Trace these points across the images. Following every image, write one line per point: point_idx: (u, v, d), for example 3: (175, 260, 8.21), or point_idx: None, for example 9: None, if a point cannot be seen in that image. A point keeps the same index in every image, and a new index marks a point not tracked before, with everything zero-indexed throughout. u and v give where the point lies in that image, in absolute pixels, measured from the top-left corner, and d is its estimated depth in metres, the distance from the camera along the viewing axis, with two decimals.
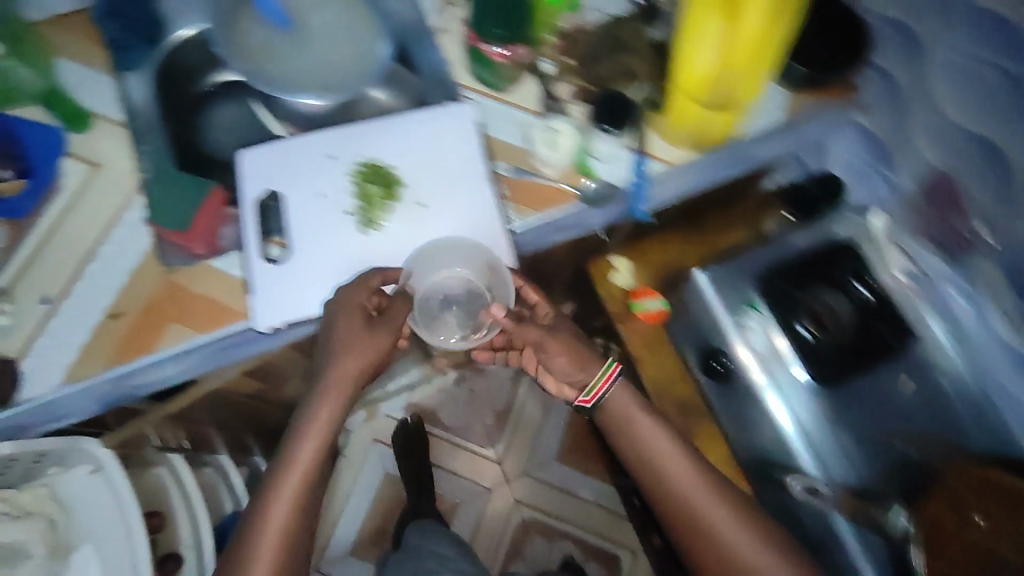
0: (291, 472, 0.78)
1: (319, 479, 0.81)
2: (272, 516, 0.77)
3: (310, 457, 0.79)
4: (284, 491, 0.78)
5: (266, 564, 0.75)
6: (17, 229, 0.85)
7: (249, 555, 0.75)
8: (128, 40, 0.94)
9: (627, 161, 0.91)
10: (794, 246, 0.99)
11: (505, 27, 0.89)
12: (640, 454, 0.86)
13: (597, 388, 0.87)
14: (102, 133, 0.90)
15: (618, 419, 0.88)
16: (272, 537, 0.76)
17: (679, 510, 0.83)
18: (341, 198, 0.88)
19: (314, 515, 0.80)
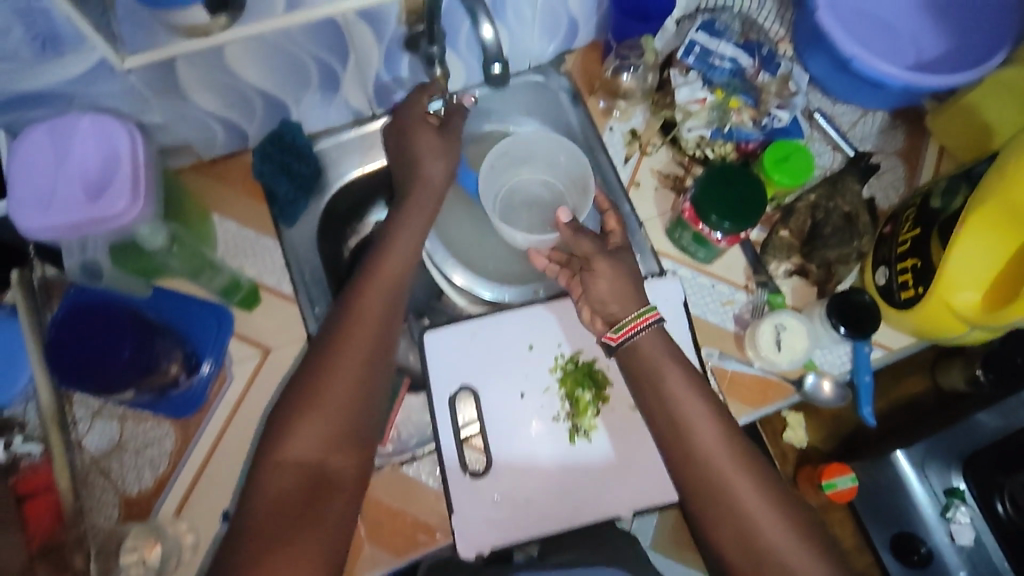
0: (352, 335, 0.69)
1: (381, 388, 0.69)
2: (299, 436, 0.64)
3: (373, 338, 0.69)
4: (338, 373, 0.67)
5: (308, 441, 0.64)
6: (185, 432, 0.77)
7: (292, 443, 0.64)
8: (293, 196, 0.85)
9: (850, 350, 0.81)
10: (995, 430, 0.88)
11: (731, 224, 0.75)
12: (661, 409, 0.68)
13: (629, 326, 0.69)
14: (269, 309, 0.82)
15: (649, 364, 0.69)
16: (317, 420, 0.65)
17: (696, 487, 0.66)
18: (539, 401, 0.78)
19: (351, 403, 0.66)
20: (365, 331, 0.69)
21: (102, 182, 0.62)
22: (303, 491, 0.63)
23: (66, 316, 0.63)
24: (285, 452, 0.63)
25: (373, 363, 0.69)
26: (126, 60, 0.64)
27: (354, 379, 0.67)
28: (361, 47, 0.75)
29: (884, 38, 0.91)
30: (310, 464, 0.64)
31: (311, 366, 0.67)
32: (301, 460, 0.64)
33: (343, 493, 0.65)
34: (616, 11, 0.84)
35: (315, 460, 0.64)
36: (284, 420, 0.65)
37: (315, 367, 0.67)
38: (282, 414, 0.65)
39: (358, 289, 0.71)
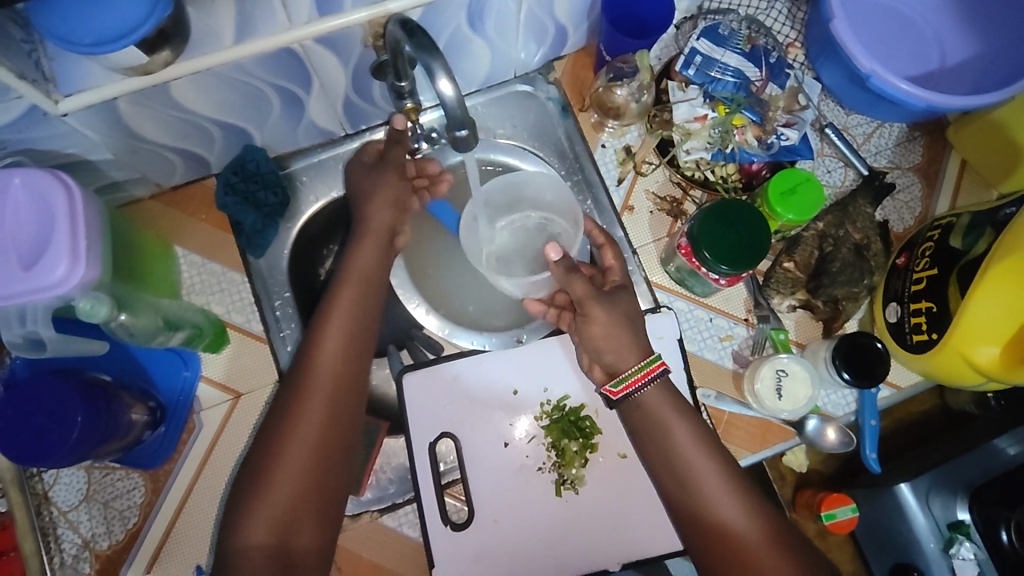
0: (307, 398, 0.63)
1: (343, 452, 0.64)
2: (258, 515, 0.59)
3: (331, 401, 0.63)
4: (294, 445, 0.61)
5: (264, 526, 0.59)
6: (155, 482, 0.73)
7: (252, 525, 0.59)
8: (261, 225, 0.78)
9: (851, 394, 0.78)
10: (1000, 460, 0.84)
11: (728, 268, 0.69)
12: (657, 451, 0.64)
13: (630, 380, 0.63)
14: (239, 351, 0.77)
15: (647, 408, 0.64)
16: (277, 496, 0.60)
17: (705, 534, 0.62)
18: (525, 450, 0.74)
19: (309, 480, 0.61)
20: (323, 390, 0.63)
21: (38, 247, 0.56)
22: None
23: (11, 393, 0.60)
24: (246, 536, 0.59)
25: (334, 427, 0.63)
26: (60, 104, 0.58)
27: (310, 448, 0.62)
28: (326, 73, 0.68)
29: (907, 40, 0.83)
30: (274, 548, 0.59)
31: (268, 437, 0.62)
32: (264, 542, 0.59)
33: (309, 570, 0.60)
34: (607, 22, 0.75)
35: (277, 542, 0.59)
36: (247, 495, 0.60)
37: (278, 426, 0.62)
38: (241, 491, 0.61)
39: (314, 348, 0.65)
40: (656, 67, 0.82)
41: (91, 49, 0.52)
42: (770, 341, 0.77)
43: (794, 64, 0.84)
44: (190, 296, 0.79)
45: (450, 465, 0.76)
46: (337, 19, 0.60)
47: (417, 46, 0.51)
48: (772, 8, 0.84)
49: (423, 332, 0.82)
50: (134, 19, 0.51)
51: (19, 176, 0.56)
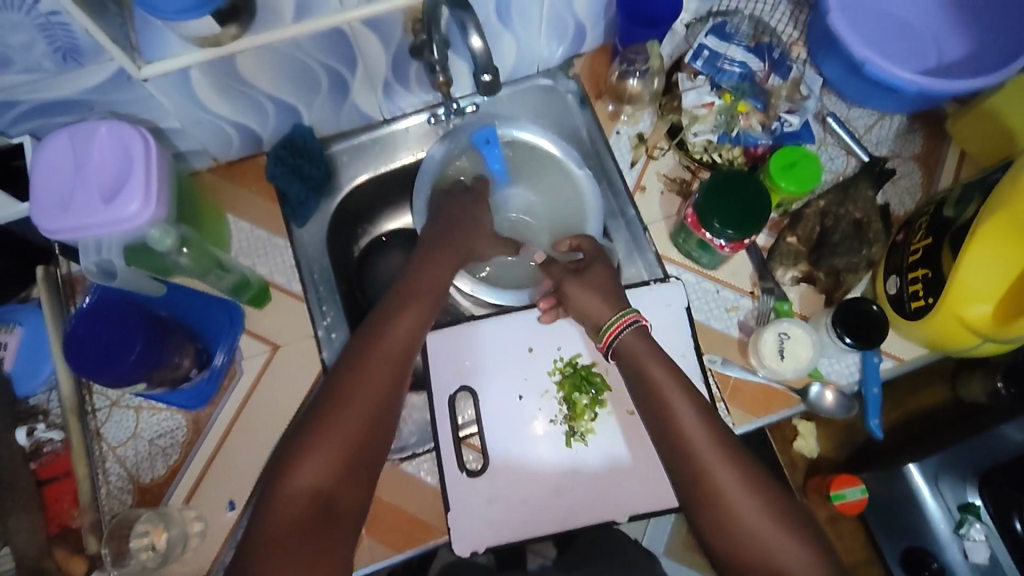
0: (373, 357, 0.69)
1: (389, 431, 0.68)
2: (307, 465, 0.62)
3: (396, 368, 0.69)
4: (360, 394, 0.66)
5: (314, 472, 0.62)
6: (196, 423, 0.80)
7: (299, 471, 0.62)
8: (304, 197, 0.86)
9: (856, 361, 0.79)
10: (1008, 442, 0.85)
11: (735, 231, 0.74)
12: (655, 413, 0.68)
13: (611, 329, 0.72)
14: (278, 307, 0.84)
15: (639, 363, 0.70)
16: (343, 421, 0.64)
17: (683, 469, 0.65)
18: (539, 404, 0.78)
19: (366, 432, 0.65)
20: (388, 356, 0.69)
21: (118, 185, 0.65)
22: (310, 527, 0.60)
23: (80, 317, 0.66)
24: (296, 476, 0.62)
25: (396, 383, 0.69)
26: (142, 70, 0.67)
27: (371, 400, 0.66)
28: (369, 54, 0.77)
29: (904, 42, 0.89)
30: (315, 497, 0.62)
31: (336, 379, 0.68)
32: (310, 486, 0.62)
33: (343, 535, 0.62)
34: (623, 18, 0.83)
35: (322, 492, 0.62)
36: (312, 430, 0.64)
37: (346, 368, 0.68)
38: (303, 431, 0.65)
39: (389, 321, 0.72)
40: (667, 63, 0.90)
41: (176, 15, 0.61)
42: (774, 312, 0.81)
43: (797, 60, 0.90)
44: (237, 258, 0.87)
45: (468, 418, 0.80)
46: (383, 3, 0.70)
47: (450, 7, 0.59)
48: (775, 11, 0.92)
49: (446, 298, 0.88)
50: None
51: (105, 125, 0.66)
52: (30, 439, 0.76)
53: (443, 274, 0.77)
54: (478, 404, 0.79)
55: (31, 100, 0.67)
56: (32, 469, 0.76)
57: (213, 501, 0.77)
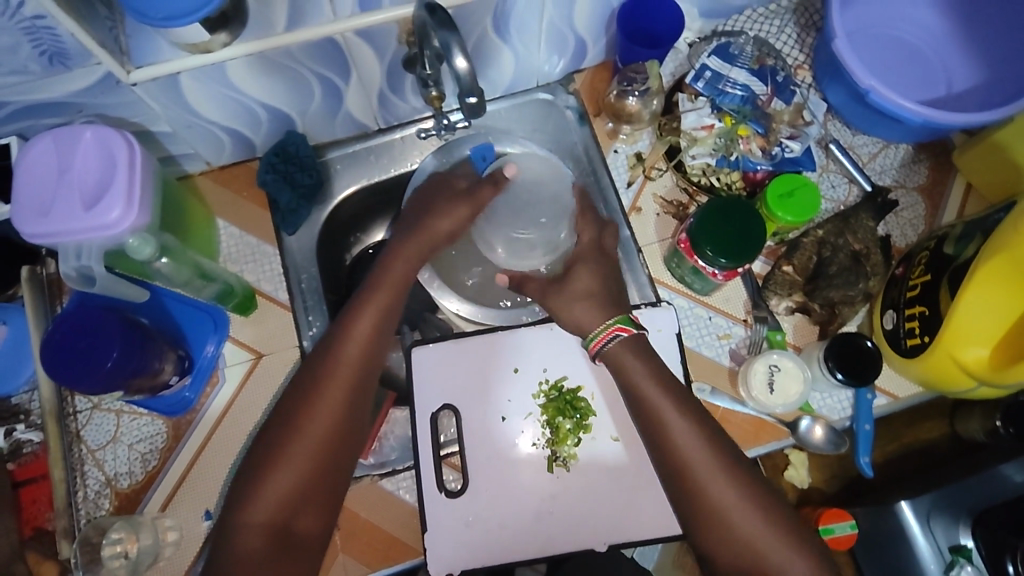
0: (327, 381, 0.68)
1: (349, 450, 0.68)
2: (262, 497, 0.64)
3: (349, 386, 0.68)
4: (314, 420, 0.66)
5: (267, 503, 0.64)
6: (176, 429, 0.79)
7: (254, 503, 0.64)
8: (294, 205, 0.85)
9: (849, 396, 0.77)
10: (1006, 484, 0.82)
11: (727, 261, 0.73)
12: (649, 429, 0.68)
13: (599, 337, 0.71)
14: (264, 315, 0.83)
15: (628, 374, 0.70)
16: (297, 450, 0.65)
17: (676, 478, 0.66)
18: (522, 426, 0.77)
19: (320, 457, 0.66)
20: (342, 376, 0.68)
21: (100, 191, 0.64)
22: (269, 556, 0.62)
23: (59, 321, 0.66)
24: (252, 509, 0.63)
25: (351, 404, 0.69)
26: (131, 74, 0.67)
27: (321, 425, 0.67)
28: (363, 65, 0.76)
29: (912, 69, 0.87)
30: (273, 525, 0.64)
31: (290, 404, 0.68)
32: (268, 517, 0.63)
33: (307, 556, 0.65)
34: (622, 37, 0.82)
35: (280, 520, 0.64)
36: (265, 460, 0.65)
37: (299, 394, 0.68)
38: (256, 460, 0.65)
39: (343, 335, 0.70)
40: (668, 83, 0.88)
41: (163, 21, 0.60)
42: (766, 342, 0.79)
43: (802, 83, 0.89)
44: (225, 264, 0.86)
45: (451, 437, 0.79)
46: (375, 15, 0.69)
47: (437, 24, 0.58)
48: (781, 33, 0.90)
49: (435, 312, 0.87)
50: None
51: (90, 132, 0.65)
52: (9, 440, 0.77)
53: (405, 277, 0.75)
54: (460, 423, 0.77)
55: (18, 102, 0.66)
56: (9, 471, 0.76)
57: (189, 510, 0.76)
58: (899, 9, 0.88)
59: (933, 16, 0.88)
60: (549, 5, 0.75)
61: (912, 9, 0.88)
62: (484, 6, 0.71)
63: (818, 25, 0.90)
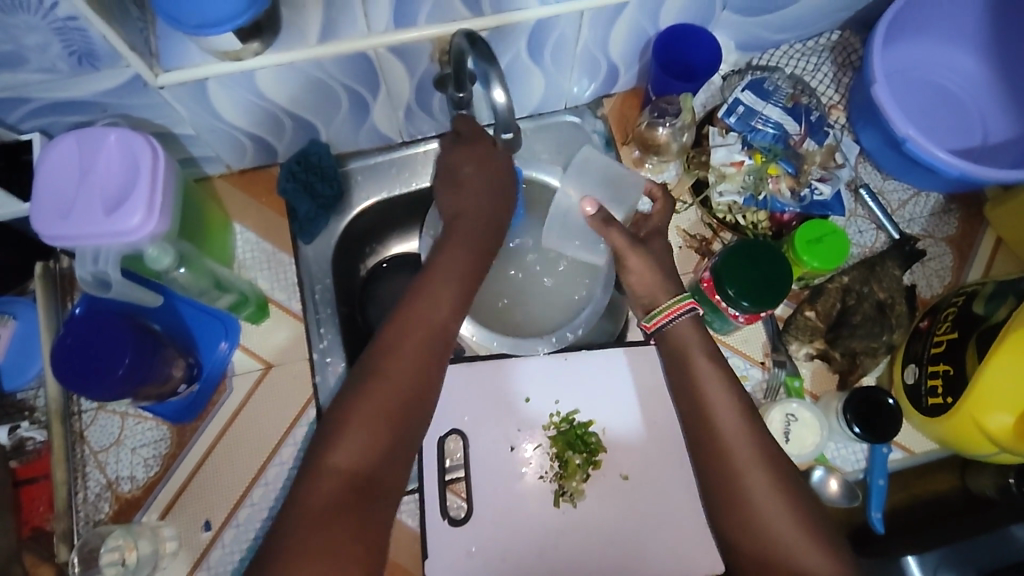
0: (409, 326, 0.61)
1: (422, 417, 0.60)
2: (337, 452, 0.56)
3: (423, 356, 0.61)
4: (392, 374, 0.59)
5: (354, 443, 0.56)
6: (181, 436, 0.78)
7: (335, 446, 0.56)
8: (314, 214, 0.84)
9: (861, 450, 0.77)
10: None
11: (751, 304, 0.71)
12: (692, 408, 0.65)
13: (659, 316, 0.68)
14: (276, 325, 0.82)
15: (682, 351, 0.67)
16: (383, 389, 0.58)
17: (709, 458, 0.63)
18: (530, 458, 0.76)
19: (410, 391, 0.59)
20: (422, 330, 0.62)
21: (120, 196, 0.63)
22: (349, 502, 0.54)
23: (70, 326, 0.66)
24: (329, 458, 0.55)
25: (435, 352, 0.62)
26: (159, 78, 0.65)
27: (404, 380, 0.59)
28: (393, 80, 0.75)
29: (947, 117, 0.86)
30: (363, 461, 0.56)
31: (365, 360, 0.60)
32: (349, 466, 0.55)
33: (389, 502, 0.56)
34: (656, 67, 0.80)
35: (358, 462, 0.56)
36: (335, 422, 0.57)
37: (376, 348, 0.61)
38: (327, 418, 0.58)
39: (421, 290, 0.64)
40: (700, 114, 0.87)
41: (195, 30, 0.58)
42: (783, 387, 0.78)
43: (835, 124, 0.87)
44: (240, 269, 0.85)
45: (456, 462, 0.78)
46: (411, 32, 0.67)
47: (478, 54, 0.56)
48: (817, 71, 0.89)
49: None
50: (236, 9, 0.58)
51: (114, 134, 0.64)
52: (12, 436, 0.76)
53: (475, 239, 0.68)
54: (467, 450, 0.76)
55: (43, 99, 0.65)
56: (11, 468, 0.75)
57: (189, 519, 0.75)
58: (940, 55, 0.86)
59: (974, 64, 0.86)
60: (587, 31, 0.73)
61: (952, 55, 0.86)
62: (522, 28, 0.70)
63: (856, 64, 0.89)
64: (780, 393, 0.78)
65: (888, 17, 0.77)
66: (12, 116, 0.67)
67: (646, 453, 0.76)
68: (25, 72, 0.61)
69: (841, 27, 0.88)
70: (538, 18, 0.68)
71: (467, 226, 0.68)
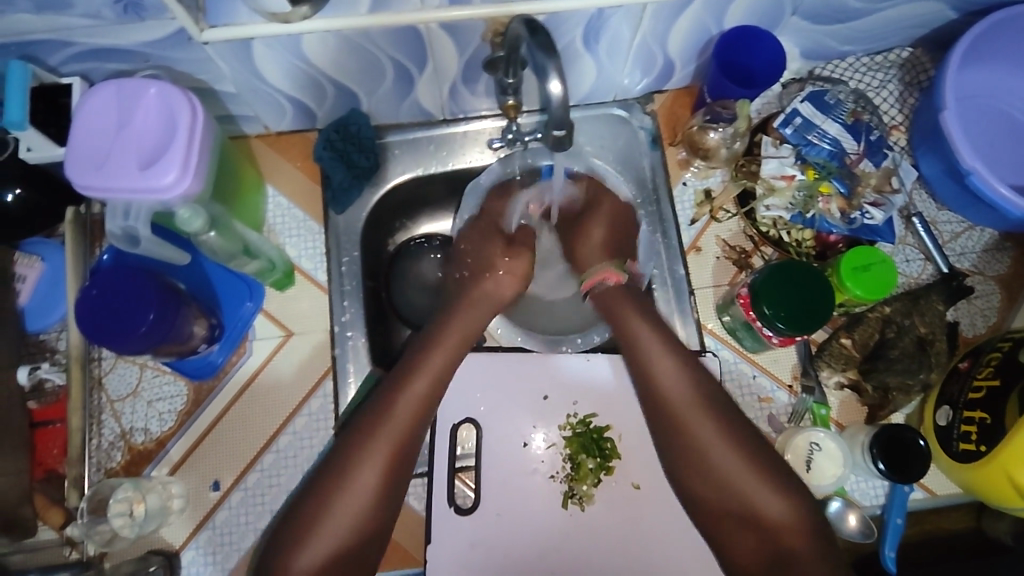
0: (374, 442, 0.67)
1: (388, 512, 0.67)
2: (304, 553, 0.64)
3: (399, 454, 0.68)
4: (354, 485, 0.66)
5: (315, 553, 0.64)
6: (197, 394, 0.78)
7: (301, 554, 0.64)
8: (347, 184, 0.82)
9: (880, 485, 0.75)
10: None
11: (785, 327, 0.69)
12: (654, 397, 0.71)
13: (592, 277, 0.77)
14: (299, 293, 0.82)
15: (620, 323, 0.74)
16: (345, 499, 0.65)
17: (685, 456, 0.69)
18: (544, 456, 0.75)
19: (381, 493, 0.66)
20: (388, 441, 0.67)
21: (156, 152, 0.62)
22: None
23: (98, 278, 0.66)
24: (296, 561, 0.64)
25: (405, 457, 0.68)
26: (204, 33, 0.63)
27: (365, 495, 0.66)
28: (441, 57, 0.73)
29: (1016, 150, 0.81)
30: (330, 567, 0.64)
31: (336, 466, 0.67)
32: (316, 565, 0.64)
33: None
34: (716, 68, 0.76)
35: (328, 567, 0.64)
36: (300, 527, 0.65)
37: (340, 457, 0.67)
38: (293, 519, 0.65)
39: (396, 392, 0.69)
40: (754, 120, 0.83)
41: None
42: (809, 414, 0.76)
43: (894, 146, 0.84)
44: (269, 232, 0.84)
45: (468, 451, 0.77)
46: (465, 10, 0.65)
47: (534, 44, 0.54)
48: (883, 88, 0.85)
49: None
50: None
51: (156, 88, 0.63)
52: (32, 377, 0.76)
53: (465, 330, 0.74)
54: (480, 441, 0.75)
55: (87, 44, 0.64)
56: (29, 409, 0.76)
57: (199, 478, 0.76)
58: (1016, 83, 0.82)
59: None
60: (647, 25, 0.70)
61: None
62: (580, 16, 0.66)
63: (924, 84, 0.85)
64: (805, 419, 0.76)
65: (968, 39, 0.73)
66: (56, 57, 0.66)
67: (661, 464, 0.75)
68: (71, 16, 0.59)
69: (913, 44, 0.84)
70: (599, 7, 0.65)
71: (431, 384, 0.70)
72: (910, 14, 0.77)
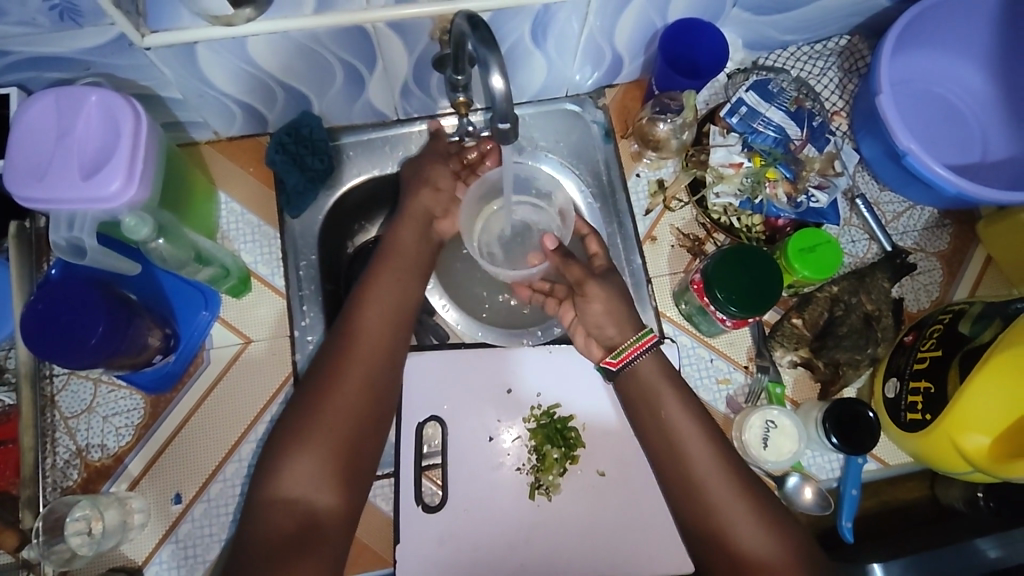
0: (347, 366, 0.66)
1: (372, 442, 0.66)
2: (284, 482, 0.62)
3: (368, 380, 0.67)
4: (327, 412, 0.64)
5: (302, 480, 0.62)
6: (154, 407, 0.76)
7: (282, 481, 0.62)
8: (302, 188, 0.81)
9: (837, 459, 0.78)
10: None
11: (737, 309, 0.71)
12: (666, 451, 0.67)
13: (627, 351, 0.69)
14: (257, 299, 0.81)
15: (642, 383, 0.69)
16: (323, 426, 0.64)
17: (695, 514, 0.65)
18: (510, 449, 0.76)
19: (354, 404, 0.65)
20: (364, 360, 0.67)
21: (98, 160, 0.61)
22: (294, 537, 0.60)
23: (43, 292, 0.64)
24: (279, 488, 0.62)
25: (378, 379, 0.68)
26: (146, 38, 0.62)
27: (345, 415, 0.65)
28: (390, 55, 0.72)
29: (948, 132, 0.85)
30: (313, 491, 0.62)
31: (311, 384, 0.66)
32: (292, 497, 0.62)
33: (332, 540, 0.63)
34: (662, 61, 0.78)
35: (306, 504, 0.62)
36: (279, 457, 0.63)
37: (318, 381, 0.66)
38: (276, 448, 0.64)
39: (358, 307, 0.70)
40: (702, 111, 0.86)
41: None
42: (765, 393, 0.78)
43: (836, 131, 0.87)
44: (223, 239, 0.83)
45: (434, 448, 0.76)
46: (410, 8, 0.64)
47: (478, 37, 0.54)
48: (824, 75, 0.87)
49: (433, 319, 0.84)
50: None
51: (97, 95, 0.62)
52: None
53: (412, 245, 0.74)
54: (445, 437, 0.76)
55: (22, 52, 0.63)
56: None
57: (161, 490, 0.74)
58: (947, 68, 0.85)
59: (979, 79, 0.85)
60: (593, 20, 0.71)
61: (959, 68, 0.85)
62: (526, 12, 0.67)
63: (862, 71, 0.88)
64: (761, 397, 0.78)
65: (898, 27, 0.75)
66: None
67: (625, 451, 0.76)
68: (3, 24, 0.58)
69: (850, 32, 0.87)
70: (543, 4, 0.66)
71: (393, 294, 0.71)
72: (844, 5, 0.79)
